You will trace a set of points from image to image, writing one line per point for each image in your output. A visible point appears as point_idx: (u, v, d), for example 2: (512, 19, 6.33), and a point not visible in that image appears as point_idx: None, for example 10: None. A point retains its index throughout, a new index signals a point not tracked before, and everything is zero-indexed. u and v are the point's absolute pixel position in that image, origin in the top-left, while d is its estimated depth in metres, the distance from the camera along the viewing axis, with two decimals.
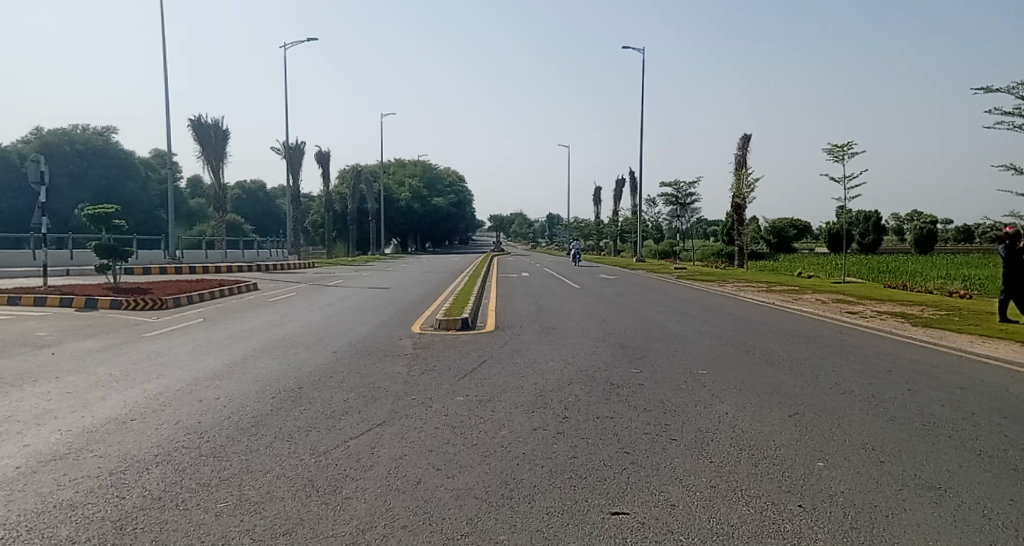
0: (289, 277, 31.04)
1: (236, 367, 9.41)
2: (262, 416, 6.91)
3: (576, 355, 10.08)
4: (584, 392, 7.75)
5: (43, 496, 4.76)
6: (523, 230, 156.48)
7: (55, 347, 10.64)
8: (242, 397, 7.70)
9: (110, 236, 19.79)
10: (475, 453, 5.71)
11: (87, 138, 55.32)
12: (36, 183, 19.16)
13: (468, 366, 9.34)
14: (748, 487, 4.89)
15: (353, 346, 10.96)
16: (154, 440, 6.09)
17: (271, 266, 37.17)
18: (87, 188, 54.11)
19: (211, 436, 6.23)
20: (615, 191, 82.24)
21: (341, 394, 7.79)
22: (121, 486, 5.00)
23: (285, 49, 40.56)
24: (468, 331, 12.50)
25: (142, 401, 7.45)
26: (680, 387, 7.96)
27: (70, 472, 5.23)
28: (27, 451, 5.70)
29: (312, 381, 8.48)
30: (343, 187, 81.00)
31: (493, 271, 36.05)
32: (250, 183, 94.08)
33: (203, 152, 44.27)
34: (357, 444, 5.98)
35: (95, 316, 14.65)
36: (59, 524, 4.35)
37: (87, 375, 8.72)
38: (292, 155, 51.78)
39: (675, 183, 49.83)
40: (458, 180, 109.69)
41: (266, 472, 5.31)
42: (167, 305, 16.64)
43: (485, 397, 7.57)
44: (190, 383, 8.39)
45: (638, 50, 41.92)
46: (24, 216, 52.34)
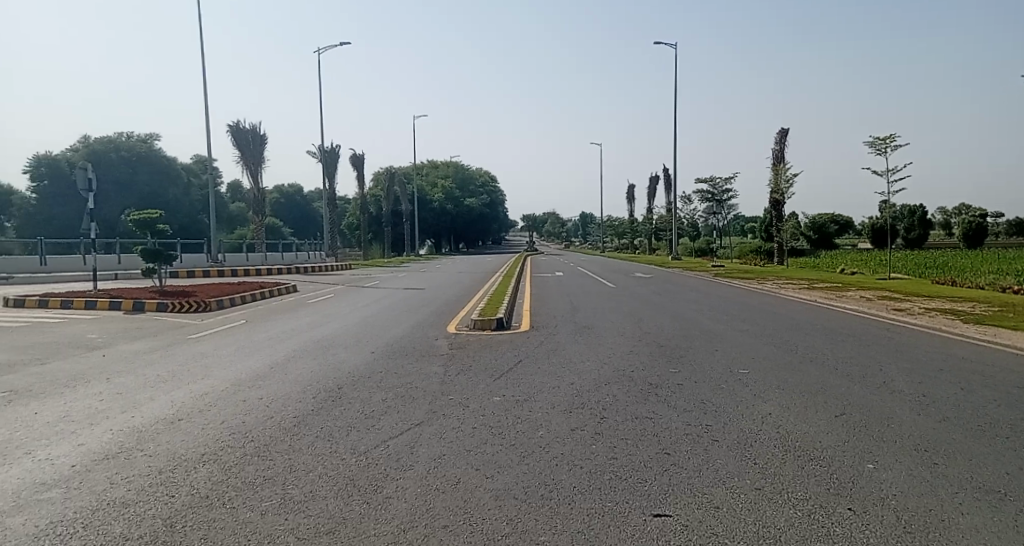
0: (327, 278, 31.66)
1: (276, 367, 9.56)
2: (304, 416, 7.00)
3: (614, 355, 10.01)
4: (622, 392, 7.68)
5: (97, 494, 4.88)
6: (555, 230, 156.49)
7: (105, 349, 10.93)
8: (284, 397, 7.83)
9: (156, 240, 20.24)
10: (513, 453, 5.71)
11: (132, 146, 56.86)
12: (83, 190, 19.62)
13: (504, 366, 9.34)
14: (796, 488, 4.80)
15: (390, 347, 11.03)
16: (200, 440, 6.22)
17: (308, 268, 37.69)
18: (133, 195, 55.72)
19: (255, 435, 6.35)
20: (649, 189, 82.03)
21: (379, 394, 7.84)
22: (170, 484, 5.11)
23: (318, 54, 41.07)
24: (503, 331, 12.50)
25: (190, 402, 7.63)
26: (721, 387, 7.86)
27: (122, 471, 5.37)
28: (80, 450, 5.85)
29: (351, 381, 8.55)
30: (378, 189, 81.81)
31: (527, 271, 35.97)
32: (288, 187, 95.66)
33: (241, 158, 45.11)
34: (396, 444, 6.02)
35: (143, 319, 15.03)
36: (112, 520, 4.46)
37: (137, 376, 8.94)
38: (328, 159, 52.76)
39: (711, 179, 49.10)
40: (490, 179, 109.36)
41: (309, 471, 5.38)
42: (210, 307, 17.00)
43: (521, 398, 7.56)
44: (233, 384, 8.55)
45: (671, 47, 41.65)
46: (74, 222, 54.37)
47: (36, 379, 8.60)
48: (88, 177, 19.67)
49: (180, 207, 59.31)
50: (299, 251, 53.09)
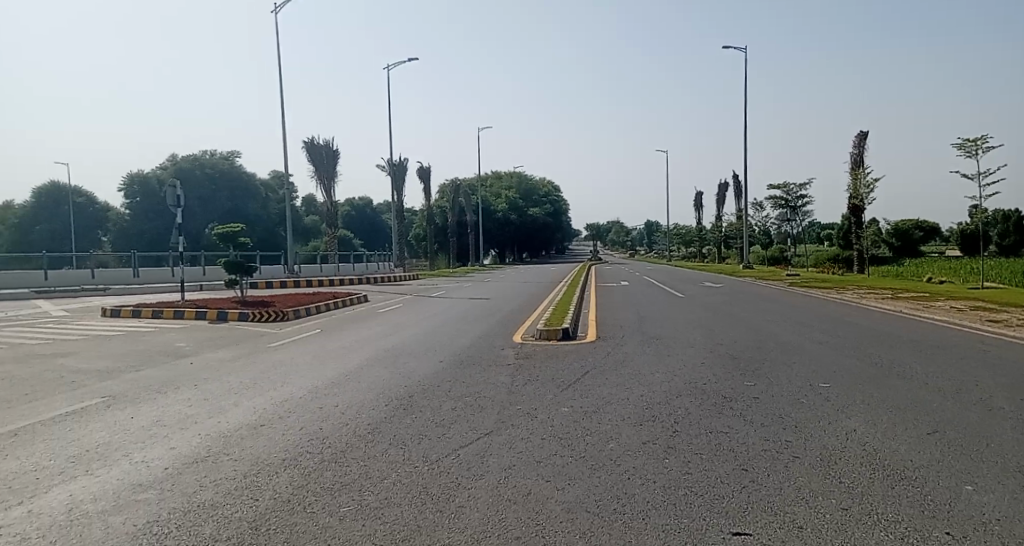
0: (397, 288, 32.31)
1: (350, 375, 9.79)
2: (376, 423, 7.15)
3: (685, 367, 9.85)
4: (695, 405, 7.55)
5: (188, 496, 5.10)
6: (621, 240, 155.24)
7: (193, 357, 11.44)
8: (358, 404, 8.02)
9: (237, 253, 21.09)
10: (584, 465, 5.68)
11: (215, 163, 59.43)
12: (172, 207, 20.65)
13: (572, 377, 9.31)
14: (885, 510, 4.62)
15: (458, 356, 11.14)
16: (280, 445, 6.43)
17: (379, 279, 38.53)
18: (216, 209, 58.22)
19: (332, 442, 6.52)
20: (719, 196, 80.49)
21: (448, 403, 7.94)
22: (254, 488, 5.30)
23: (387, 69, 42.74)
24: (569, 342, 12.45)
25: (270, 408, 7.90)
26: (800, 401, 7.62)
27: (210, 474, 5.61)
28: (172, 454, 6.13)
29: (421, 390, 8.68)
30: (444, 201, 83.00)
31: (594, 281, 35.76)
32: (358, 200, 98.12)
33: (315, 172, 46.57)
34: (467, 453, 6.08)
35: (226, 328, 15.66)
36: (202, 522, 4.66)
37: (222, 383, 9.32)
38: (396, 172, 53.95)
39: (785, 185, 47.80)
40: (555, 189, 109.49)
41: (384, 478, 5.49)
42: (287, 317, 17.58)
43: (590, 409, 7.51)
44: (310, 391, 8.81)
45: (740, 51, 40.89)
46: (163, 236, 57.23)
47: (131, 385, 9.07)
48: (176, 194, 20.71)
49: (259, 221, 61.60)
50: (369, 261, 54.32)
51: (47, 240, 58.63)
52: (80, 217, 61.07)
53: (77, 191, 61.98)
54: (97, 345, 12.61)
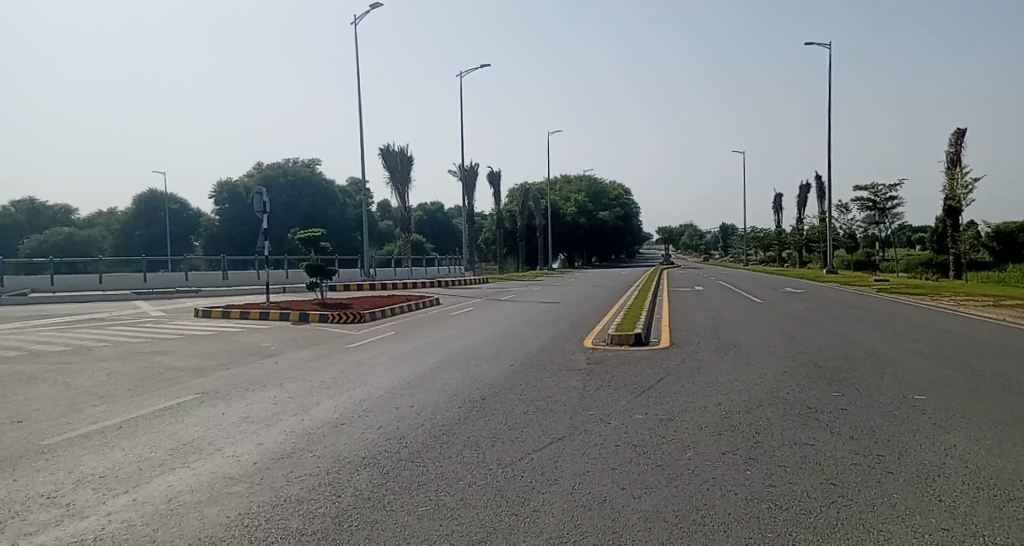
0: (469, 291, 32.67)
1: (425, 377, 9.97)
2: (451, 424, 7.26)
3: (766, 375, 9.58)
4: (777, 415, 7.35)
5: (275, 490, 5.32)
6: (695, 244, 152.28)
7: (277, 356, 11.88)
8: (432, 406, 8.16)
9: (318, 256, 21.78)
10: (660, 474, 5.62)
11: (297, 170, 61.56)
12: (258, 213, 21.54)
13: (647, 383, 9.22)
14: (989, 532, 4.39)
15: (530, 360, 11.19)
16: (359, 444, 6.61)
17: (451, 282, 39.06)
18: (297, 216, 60.31)
19: (408, 442, 6.67)
20: (801, 198, 77.94)
21: (521, 407, 7.98)
22: (336, 484, 5.48)
23: (459, 77, 44.87)
24: (643, 347, 12.32)
25: (350, 407, 8.13)
26: (892, 414, 7.31)
27: (295, 469, 5.82)
28: (260, 449, 6.40)
29: (494, 393, 8.76)
30: (514, 205, 83.42)
31: (667, 285, 35.19)
32: (430, 205, 99.80)
33: (390, 178, 47.60)
34: (541, 457, 6.10)
35: (307, 329, 16.20)
36: (288, 515, 4.84)
37: (304, 382, 9.65)
38: (467, 177, 54.59)
39: (873, 186, 45.88)
40: (626, 192, 108.42)
41: (459, 479, 5.57)
42: (365, 318, 18.04)
43: (666, 417, 7.42)
44: (387, 391, 9.02)
45: (823, 47, 39.52)
46: (249, 241, 59.71)
47: (222, 382, 9.51)
48: (262, 201, 21.59)
49: (338, 226, 63.42)
50: (442, 264, 55.10)
51: (145, 245, 62.05)
52: (175, 223, 64.35)
53: (173, 199, 65.39)
54: (190, 344, 13.27)
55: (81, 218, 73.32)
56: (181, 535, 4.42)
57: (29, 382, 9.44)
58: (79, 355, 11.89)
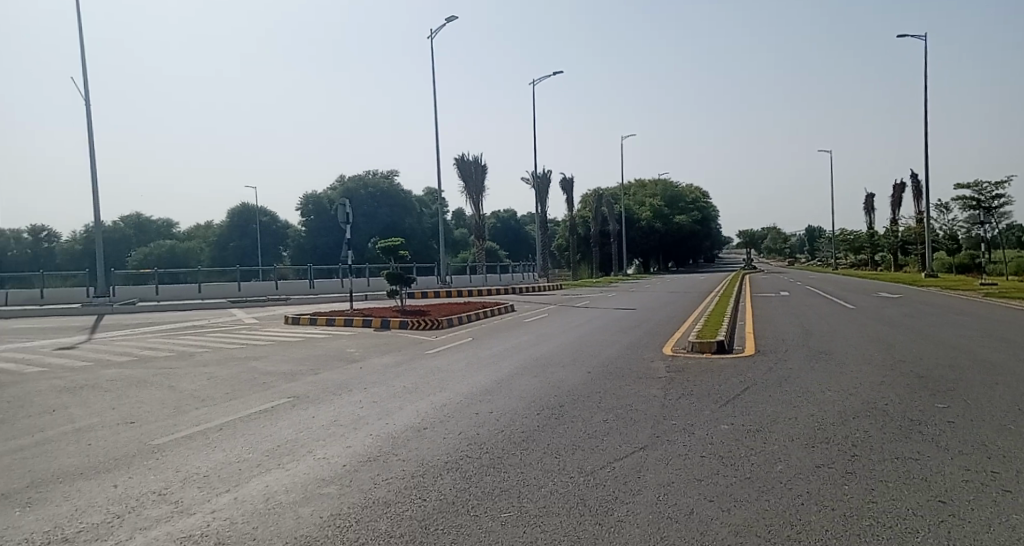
0: (545, 298, 32.72)
1: (503, 383, 10.06)
2: (531, 431, 7.31)
3: (859, 385, 9.23)
4: (875, 428, 7.08)
5: (363, 492, 5.49)
6: (777, 247, 147.60)
7: (361, 362, 12.23)
8: (511, 412, 8.24)
9: (398, 265, 22.29)
10: (749, 487, 5.51)
11: (377, 182, 63.19)
12: (342, 224, 22.27)
13: (731, 392, 9.03)
14: None
15: (608, 367, 11.13)
16: (442, 448, 6.75)
17: (526, 289, 39.22)
18: (377, 226, 61.90)
19: (489, 448, 6.76)
20: (895, 198, 74.46)
21: (600, 414, 7.97)
22: (421, 488, 5.62)
23: (532, 85, 45.46)
24: (725, 355, 12.06)
25: (431, 412, 8.30)
26: (1003, 428, 6.92)
27: (382, 472, 6.00)
28: (347, 452, 6.62)
29: (573, 400, 8.78)
30: (588, 210, 83.04)
31: (749, 290, 34.28)
32: (504, 213, 100.57)
33: (465, 187, 48.27)
34: (624, 467, 6.07)
35: (388, 335, 16.61)
36: (378, 518, 4.99)
37: (387, 387, 9.91)
38: (541, 185, 54.77)
39: (975, 184, 43.41)
40: (704, 195, 106.24)
41: (541, 486, 5.62)
42: (442, 325, 18.36)
43: (753, 427, 7.26)
44: (467, 397, 9.16)
45: (917, 39, 37.77)
46: (332, 251, 61.70)
47: (311, 387, 9.88)
48: (345, 212, 22.31)
49: (415, 235, 64.73)
50: (517, 271, 55.37)
51: (239, 255, 65.09)
52: (266, 234, 67.15)
53: (264, 212, 68.32)
54: (280, 350, 13.84)
55: (180, 230, 77.57)
56: (278, 534, 4.62)
57: (138, 385, 10.08)
58: (181, 360, 12.60)
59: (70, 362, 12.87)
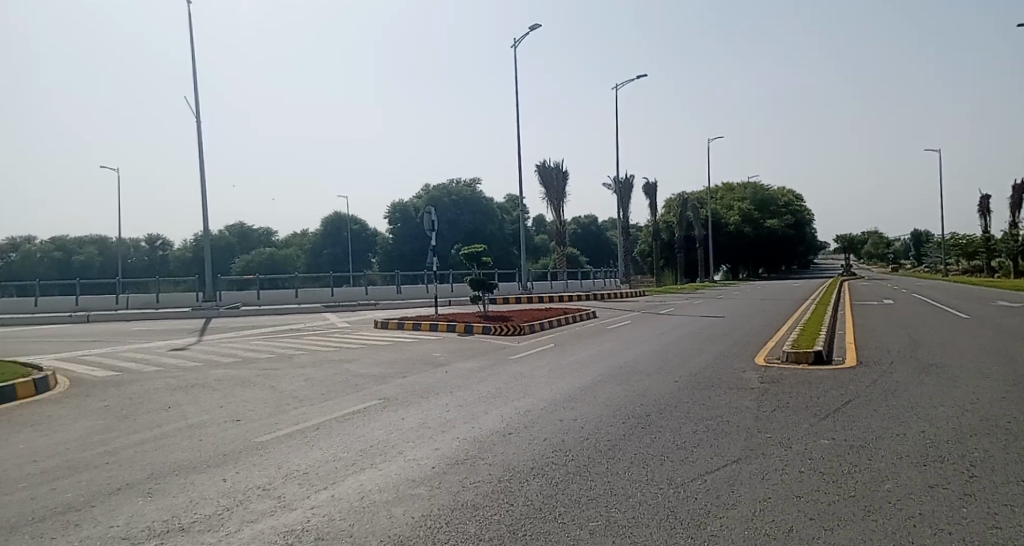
0: (629, 305, 32.37)
1: (588, 390, 10.05)
2: (617, 440, 7.28)
3: (972, 402, 8.71)
4: (995, 448, 6.67)
5: (452, 495, 5.62)
6: (878, 252, 140.47)
7: (446, 366, 12.48)
8: (596, 420, 8.22)
9: (481, 271, 22.59)
10: (854, 505, 5.31)
11: (460, 189, 64.23)
12: (427, 231, 22.76)
13: (830, 406, 8.70)
14: None
15: (697, 376, 10.93)
16: (528, 454, 6.82)
17: (608, 295, 38.90)
18: (460, 233, 62.90)
19: (575, 455, 6.77)
20: (1014, 200, 69.48)
21: (689, 425, 7.85)
22: (508, 493, 5.69)
23: (618, 88, 43.77)
24: (822, 366, 11.60)
25: (515, 417, 8.38)
26: None
27: (469, 475, 6.12)
28: (436, 454, 6.79)
29: (660, 409, 8.68)
30: (672, 215, 81.52)
31: (847, 298, 32.80)
32: (586, 219, 100.34)
33: (547, 193, 48.39)
34: (716, 480, 5.96)
35: (472, 340, 16.87)
36: (466, 521, 5.09)
37: (472, 391, 10.09)
38: (624, 191, 54.29)
39: None
40: (797, 198, 102.41)
41: (629, 497, 5.59)
42: (525, 331, 18.47)
43: (857, 443, 6.98)
44: (551, 403, 9.20)
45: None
46: (417, 258, 63.15)
47: (400, 390, 10.15)
48: (431, 219, 22.78)
49: (497, 241, 65.37)
50: (599, 277, 55.00)
51: (332, 262, 67.65)
52: (356, 242, 69.55)
53: (355, 220, 70.69)
54: (370, 353, 14.29)
55: (278, 238, 81.41)
56: (373, 532, 4.79)
57: (241, 385, 10.64)
58: (278, 362, 13.20)
59: (180, 362, 13.72)
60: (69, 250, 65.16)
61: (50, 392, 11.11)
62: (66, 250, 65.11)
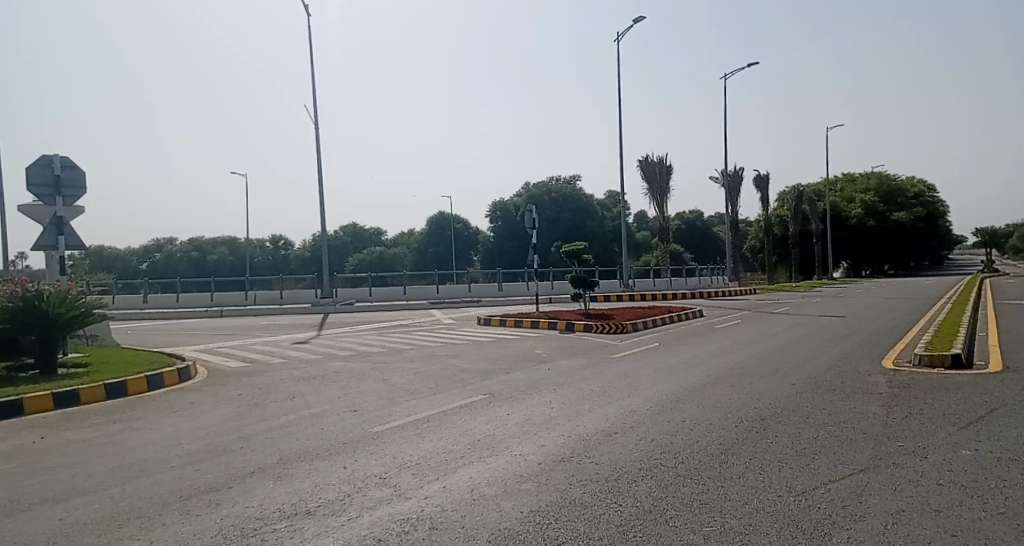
0: (738, 303, 31.30)
1: (696, 392, 9.80)
2: (730, 444, 7.07)
3: None
4: None
5: (560, 492, 5.63)
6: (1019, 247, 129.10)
7: (549, 363, 12.50)
8: (707, 422, 8.01)
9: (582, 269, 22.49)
10: (999, 523, 4.92)
11: (560, 188, 64.22)
12: (528, 230, 22.89)
13: (968, 414, 8.08)
14: None
15: (815, 380, 10.42)
16: (636, 455, 6.73)
17: (716, 293, 37.75)
18: (560, 230, 62.90)
19: (686, 458, 6.62)
20: None
21: (808, 431, 7.51)
22: (616, 493, 5.64)
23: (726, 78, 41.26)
24: (957, 372, 10.77)
25: (622, 417, 8.29)
26: None
27: (576, 473, 6.11)
28: (542, 451, 6.82)
29: (776, 413, 8.35)
30: (784, 209, 78.06)
31: (984, 297, 30.32)
32: (692, 214, 97.92)
33: (650, 189, 47.62)
34: (841, 489, 5.68)
35: (575, 338, 16.83)
36: (575, 518, 5.08)
37: (576, 389, 10.06)
38: (731, 184, 52.52)
39: None
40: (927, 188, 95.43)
41: (745, 503, 5.42)
42: (628, 329, 18.24)
43: (1003, 456, 6.46)
44: (658, 404, 9.04)
45: None
46: (518, 256, 63.64)
47: (504, 386, 10.26)
48: (531, 217, 22.86)
49: (598, 239, 64.86)
50: (705, 275, 53.48)
51: (436, 260, 69.27)
52: (459, 241, 71.00)
53: (458, 220, 71.74)
54: (475, 349, 14.54)
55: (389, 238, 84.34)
56: (484, 525, 4.87)
57: (355, 378, 11.08)
58: (389, 356, 13.66)
59: (301, 354, 14.47)
60: (204, 251, 70.22)
61: (191, 381, 11.98)
62: (201, 250, 70.25)
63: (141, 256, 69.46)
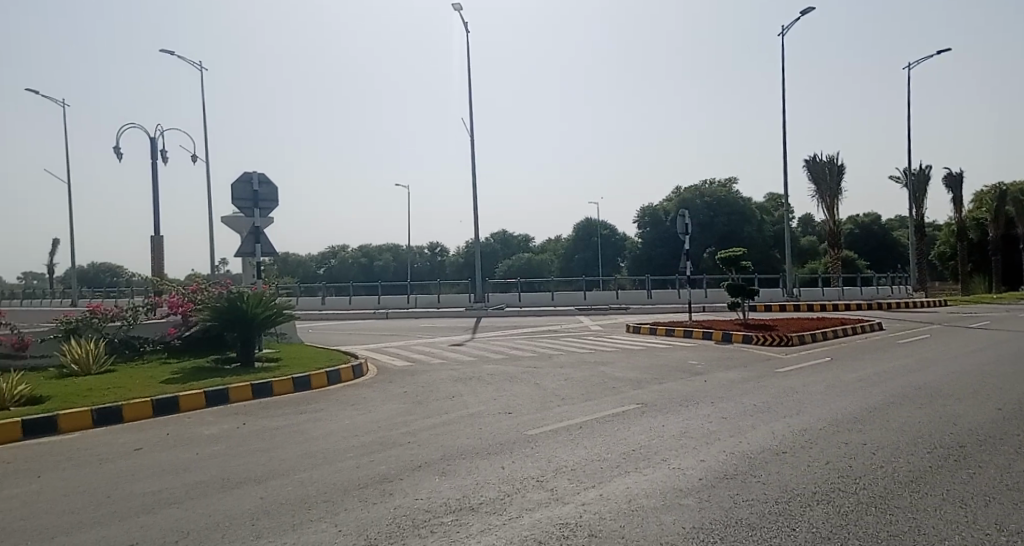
0: (922, 316, 28.45)
1: (877, 412, 8.91)
2: (920, 472, 6.31)
3: None
4: None
5: (725, 511, 5.25)
6: None
7: (707, 375, 11.92)
8: (891, 446, 7.22)
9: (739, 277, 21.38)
10: None
11: (713, 191, 61.90)
12: (680, 235, 22.12)
13: None
14: None
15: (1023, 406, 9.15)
16: (809, 477, 6.18)
17: (895, 304, 34.55)
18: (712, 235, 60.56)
19: (869, 484, 5.97)
20: None
21: (1019, 464, 6.55)
22: (790, 517, 5.18)
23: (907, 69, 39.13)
24: None
25: (790, 436, 7.68)
26: None
27: (742, 493, 5.69)
28: (702, 466, 6.44)
29: (976, 441, 7.38)
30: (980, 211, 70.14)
31: None
32: (866, 217, 90.82)
33: (817, 190, 44.70)
34: None
35: (734, 349, 16.02)
36: (743, 540, 4.70)
37: (737, 403, 9.49)
38: (915, 183, 48.10)
39: None
40: None
41: (944, 539, 4.78)
42: (793, 342, 17.09)
43: None
44: (831, 424, 8.30)
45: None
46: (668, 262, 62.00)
47: (659, 396, 9.89)
48: (683, 222, 22.08)
49: (755, 245, 61.74)
50: (880, 284, 49.23)
51: (583, 266, 69.10)
52: (606, 247, 70.55)
53: (604, 225, 71.70)
54: (628, 357, 14.23)
55: (543, 245, 85.50)
56: (644, 537, 4.63)
57: (509, 381, 11.15)
58: (541, 361, 13.67)
59: (458, 356, 14.84)
60: (372, 257, 74.86)
61: (364, 377, 12.62)
62: (370, 256, 74.95)
63: (320, 262, 75.38)
